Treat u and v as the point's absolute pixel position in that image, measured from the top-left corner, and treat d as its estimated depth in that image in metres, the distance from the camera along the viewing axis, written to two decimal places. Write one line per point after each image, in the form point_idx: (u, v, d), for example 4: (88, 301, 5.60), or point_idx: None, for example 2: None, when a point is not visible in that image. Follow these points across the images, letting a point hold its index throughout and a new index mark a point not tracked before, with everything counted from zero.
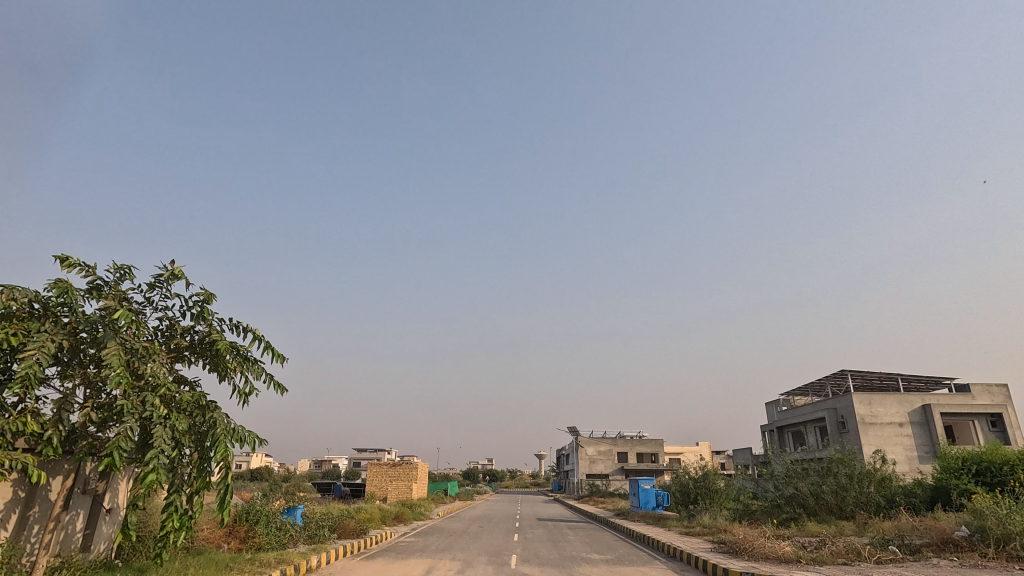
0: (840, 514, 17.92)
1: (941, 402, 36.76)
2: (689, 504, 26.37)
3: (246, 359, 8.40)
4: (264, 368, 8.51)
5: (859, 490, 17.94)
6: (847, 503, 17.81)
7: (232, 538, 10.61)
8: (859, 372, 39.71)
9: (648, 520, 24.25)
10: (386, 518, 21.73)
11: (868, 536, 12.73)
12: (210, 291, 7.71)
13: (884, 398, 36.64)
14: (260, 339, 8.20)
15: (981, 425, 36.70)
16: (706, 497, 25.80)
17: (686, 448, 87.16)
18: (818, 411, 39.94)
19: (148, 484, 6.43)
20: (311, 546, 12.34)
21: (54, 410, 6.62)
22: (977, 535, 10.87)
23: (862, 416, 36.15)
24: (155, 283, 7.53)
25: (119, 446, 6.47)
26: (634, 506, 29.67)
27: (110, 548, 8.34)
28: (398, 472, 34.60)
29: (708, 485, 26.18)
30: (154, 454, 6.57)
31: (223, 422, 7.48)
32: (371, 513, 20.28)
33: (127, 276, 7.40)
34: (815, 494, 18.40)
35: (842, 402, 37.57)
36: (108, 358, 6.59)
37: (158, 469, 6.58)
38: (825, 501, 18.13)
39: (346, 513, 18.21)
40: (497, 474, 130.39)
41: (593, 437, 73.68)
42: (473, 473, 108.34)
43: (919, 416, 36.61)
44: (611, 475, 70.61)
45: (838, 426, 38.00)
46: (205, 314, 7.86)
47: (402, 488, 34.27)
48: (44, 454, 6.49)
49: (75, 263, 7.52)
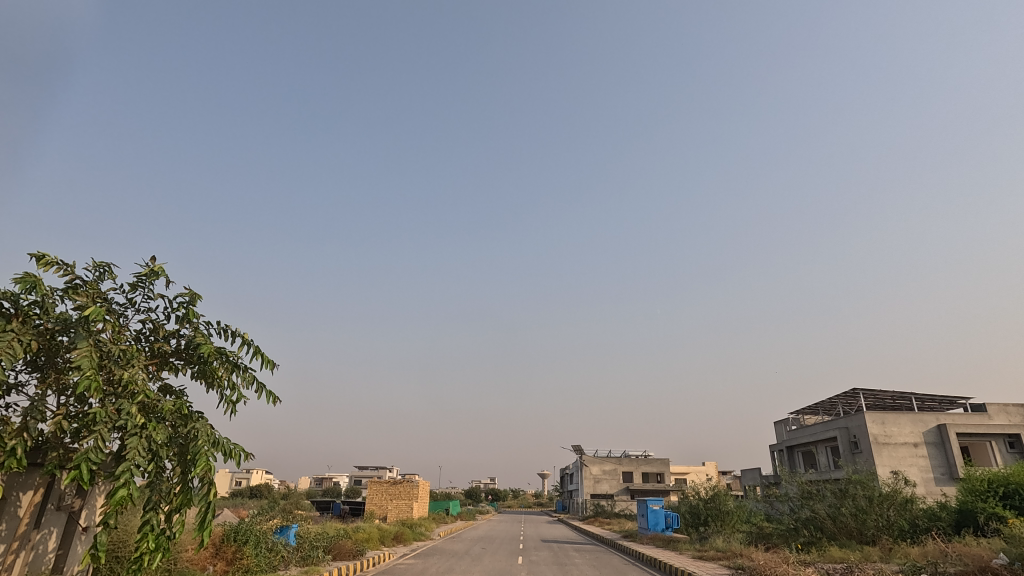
0: (862, 538, 17.10)
1: (956, 422, 35.79)
2: (699, 526, 25.46)
3: (236, 366, 7.90)
4: (254, 375, 7.99)
5: (880, 513, 17.15)
6: (868, 526, 17.03)
7: (218, 560, 10.00)
8: (871, 391, 38.82)
9: (658, 542, 23.38)
10: (385, 538, 20.92)
11: (897, 563, 11.98)
12: (196, 292, 7.24)
13: (898, 418, 35.69)
14: (249, 344, 7.69)
15: (998, 445, 35.64)
16: (717, 519, 24.90)
17: (692, 468, 85.61)
18: (829, 431, 39.00)
19: (118, 500, 5.80)
20: (304, 569, 11.66)
21: (21, 418, 6.10)
22: (1019, 563, 10.15)
23: (875, 436, 35.18)
24: (138, 283, 7.05)
25: (88, 458, 5.86)
26: (642, 527, 28.69)
27: (84, 570, 7.75)
28: (398, 490, 33.71)
29: (718, 506, 25.29)
30: (126, 467, 5.95)
31: (205, 435, 6.91)
32: (369, 533, 19.48)
33: (107, 275, 6.93)
34: (833, 516, 17.59)
35: (854, 421, 36.65)
36: (78, 360, 6.02)
37: (130, 484, 5.95)
38: (844, 524, 17.33)
39: (343, 533, 17.50)
40: (499, 494, 128.01)
41: (598, 456, 72.45)
42: (475, 491, 106.57)
43: (934, 436, 35.57)
44: (616, 495, 69.13)
45: (851, 446, 37.02)
46: (190, 316, 7.38)
47: (402, 507, 33.38)
48: (7, 466, 5.93)
49: (52, 260, 7.06)
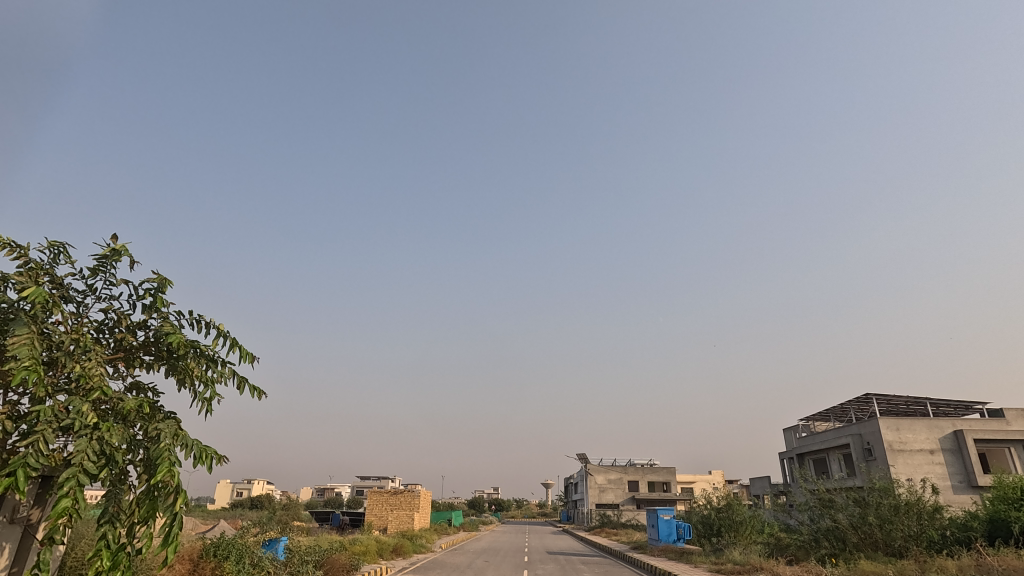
0: (889, 550, 16.14)
1: (974, 427, 34.74)
2: (713, 537, 24.46)
3: (212, 361, 7.11)
4: (232, 370, 7.19)
5: (906, 523, 16.18)
6: (895, 537, 16.09)
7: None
8: (885, 396, 37.84)
9: (670, 554, 22.44)
10: (383, 551, 20.03)
11: None
12: (165, 277, 6.43)
13: (913, 424, 34.64)
14: (225, 336, 6.90)
15: (1017, 451, 34.54)
16: (731, 529, 23.89)
17: (699, 476, 84.40)
18: (841, 437, 38.00)
19: (58, 513, 4.95)
20: None
21: None
22: None
23: (890, 443, 34.13)
24: (98, 267, 6.25)
25: (26, 464, 5.03)
26: (652, 538, 27.61)
27: None
28: (399, 501, 32.79)
29: (731, 516, 24.25)
30: (70, 472, 5.12)
31: (169, 436, 6.09)
32: (366, 546, 18.55)
33: (62, 256, 6.11)
34: (855, 526, 16.70)
35: (867, 427, 35.63)
36: (14, 349, 5.19)
37: (75, 493, 5.11)
38: (868, 535, 16.45)
39: (338, 546, 16.62)
40: (502, 504, 126.70)
41: (603, 465, 71.41)
42: (479, 502, 105.25)
43: (951, 443, 34.48)
44: (622, 505, 67.90)
45: (864, 453, 35.97)
46: (158, 304, 6.58)
47: (403, 518, 32.39)
48: None
49: (4, 242, 6.29)
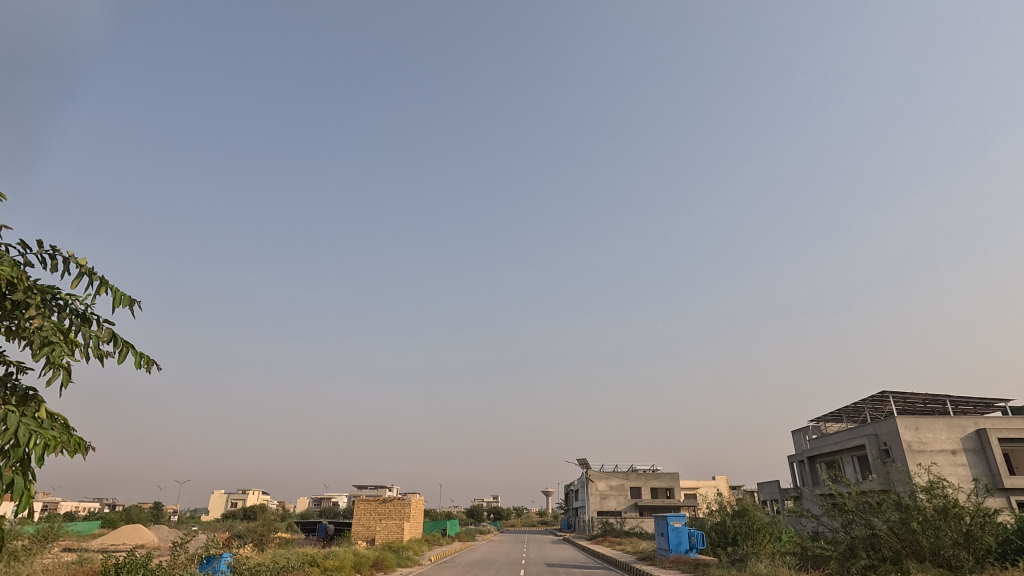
0: (937, 561, 14.15)
1: (997, 426, 32.76)
2: (727, 546, 22.48)
3: (84, 317, 5.27)
4: (109, 326, 5.29)
5: (955, 531, 14.19)
6: (946, 546, 14.06)
7: None
8: (902, 395, 35.90)
9: (683, 567, 20.41)
10: (361, 565, 17.85)
11: None
12: None
13: (933, 423, 32.65)
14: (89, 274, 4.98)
15: None
16: (748, 537, 21.97)
17: (703, 484, 82.46)
18: (855, 438, 36.03)
19: None
20: None
21: None
22: None
23: (909, 443, 32.10)
24: None
25: None
26: (662, 547, 25.36)
27: None
28: (388, 510, 30.69)
29: (747, 522, 22.30)
30: None
31: None
32: (342, 560, 16.33)
33: None
34: (896, 533, 14.78)
35: (884, 427, 33.60)
36: None
37: None
38: (914, 544, 14.47)
39: (305, 561, 14.62)
40: (501, 513, 124.35)
41: (604, 471, 69.23)
42: (479, 511, 102.80)
43: (974, 443, 32.48)
44: (624, 512, 65.51)
45: (881, 454, 33.97)
46: None
47: (392, 528, 30.23)
48: None
49: None
